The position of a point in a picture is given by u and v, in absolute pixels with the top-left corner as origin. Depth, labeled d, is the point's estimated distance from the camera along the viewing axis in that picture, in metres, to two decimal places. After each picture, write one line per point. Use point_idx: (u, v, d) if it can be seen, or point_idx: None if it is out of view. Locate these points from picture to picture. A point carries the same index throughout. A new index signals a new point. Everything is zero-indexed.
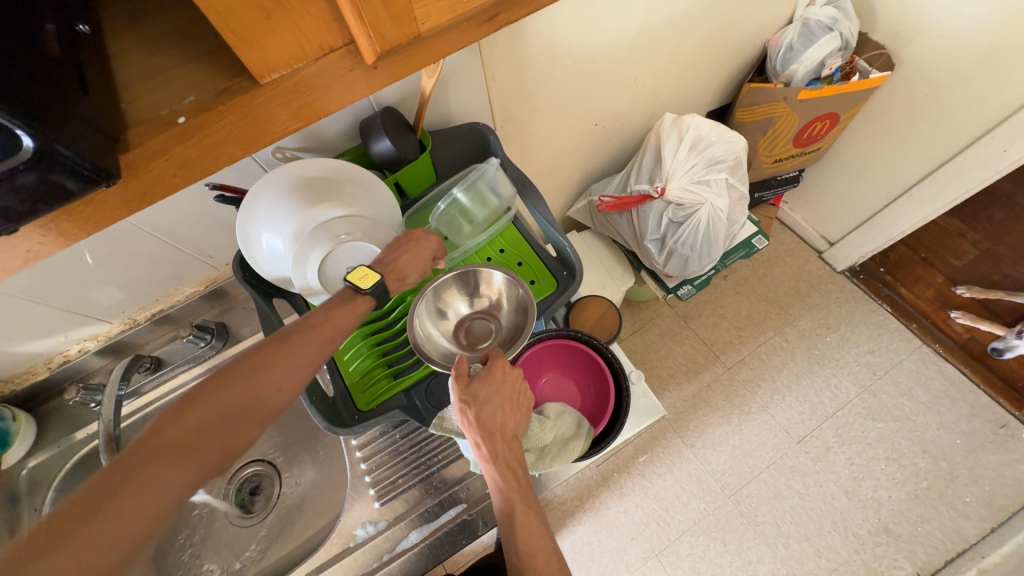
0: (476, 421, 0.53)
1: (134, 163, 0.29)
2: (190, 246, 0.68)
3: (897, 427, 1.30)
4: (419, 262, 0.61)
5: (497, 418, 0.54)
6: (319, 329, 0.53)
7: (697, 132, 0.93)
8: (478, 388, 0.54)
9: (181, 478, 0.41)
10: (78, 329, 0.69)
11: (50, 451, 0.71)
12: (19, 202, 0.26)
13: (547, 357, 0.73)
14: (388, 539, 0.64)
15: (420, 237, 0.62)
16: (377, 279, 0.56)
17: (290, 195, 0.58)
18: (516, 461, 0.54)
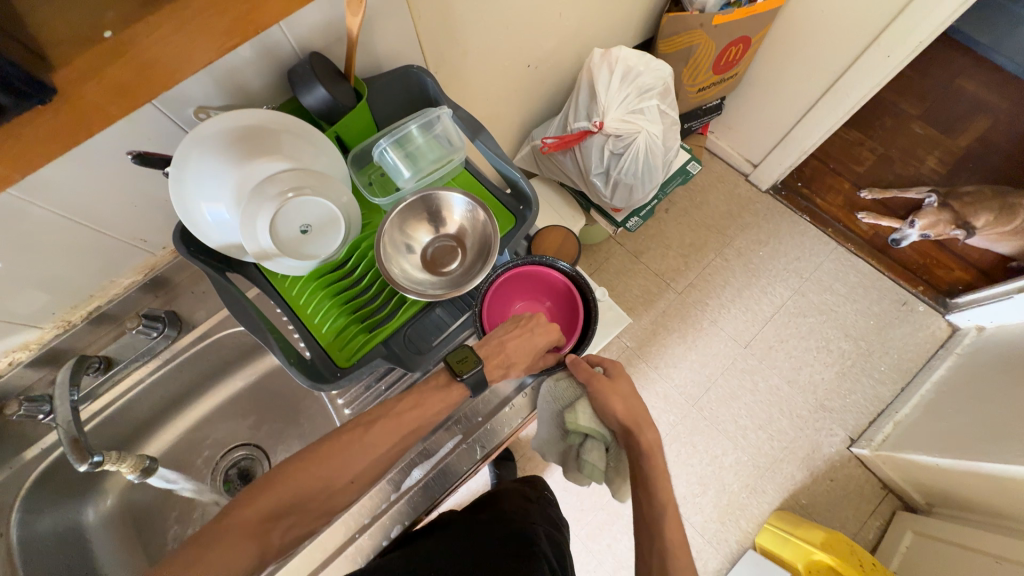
0: (612, 410, 0.66)
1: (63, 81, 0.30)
2: (119, 230, 0.63)
3: (824, 319, 1.48)
4: (523, 347, 0.65)
5: (628, 411, 0.66)
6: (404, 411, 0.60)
7: (626, 63, 0.96)
8: (613, 387, 0.67)
9: (241, 556, 0.49)
10: (4, 339, 0.63)
11: (3, 475, 0.65)
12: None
13: (520, 288, 0.78)
14: (392, 481, 0.67)
15: (531, 323, 0.66)
16: (473, 364, 0.60)
17: (225, 157, 0.56)
18: (629, 392, 0.68)
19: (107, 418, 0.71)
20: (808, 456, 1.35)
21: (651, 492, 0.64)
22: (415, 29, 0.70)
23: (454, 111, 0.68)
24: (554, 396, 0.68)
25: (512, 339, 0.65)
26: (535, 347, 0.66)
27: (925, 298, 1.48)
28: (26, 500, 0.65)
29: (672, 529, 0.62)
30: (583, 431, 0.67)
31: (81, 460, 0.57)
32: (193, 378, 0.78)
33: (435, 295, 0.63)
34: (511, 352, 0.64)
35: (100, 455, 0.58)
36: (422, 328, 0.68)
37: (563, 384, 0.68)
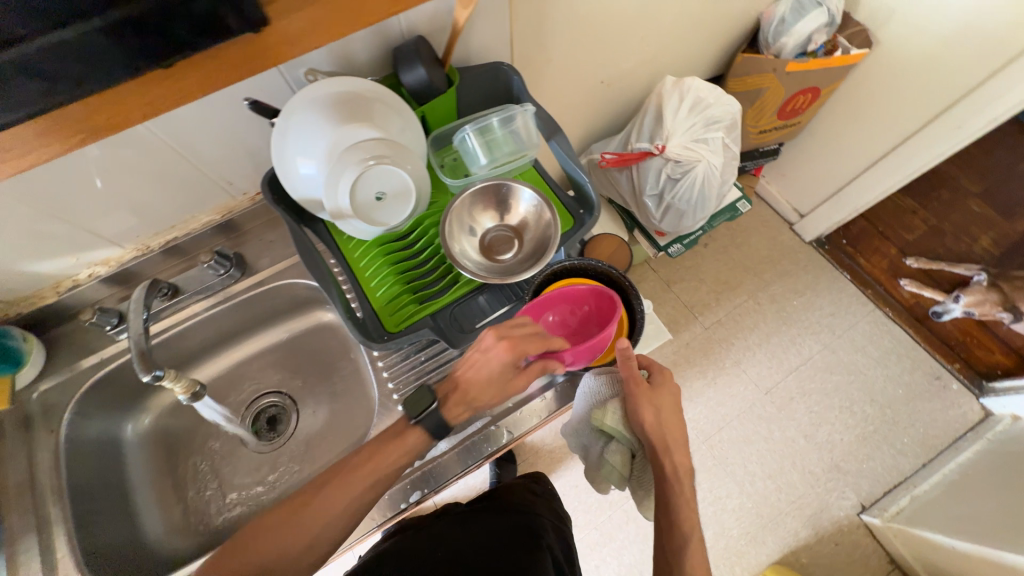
0: (648, 418, 0.65)
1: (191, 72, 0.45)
2: (212, 170, 0.68)
3: (851, 379, 1.45)
4: (481, 379, 0.60)
5: (663, 425, 0.66)
6: (358, 469, 0.58)
7: (697, 94, 0.99)
8: (655, 395, 0.67)
9: None
10: (90, 251, 0.68)
11: (61, 377, 0.70)
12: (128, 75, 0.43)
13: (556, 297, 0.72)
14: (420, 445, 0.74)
15: (492, 349, 0.59)
16: (428, 407, 0.61)
17: (322, 116, 0.60)
18: (666, 406, 0.67)
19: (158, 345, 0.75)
20: (815, 515, 1.32)
21: (675, 516, 0.61)
22: (510, 29, 0.74)
23: (537, 109, 0.71)
24: (592, 389, 0.72)
25: (474, 378, 0.61)
26: (496, 381, 0.60)
27: (960, 376, 1.44)
28: (78, 406, 0.69)
29: (697, 563, 0.58)
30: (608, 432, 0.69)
31: (145, 371, 0.61)
32: (243, 321, 0.82)
33: (489, 278, 0.66)
34: (472, 389, 0.61)
35: (162, 370, 0.61)
36: (468, 309, 0.72)
37: (602, 381, 0.70)
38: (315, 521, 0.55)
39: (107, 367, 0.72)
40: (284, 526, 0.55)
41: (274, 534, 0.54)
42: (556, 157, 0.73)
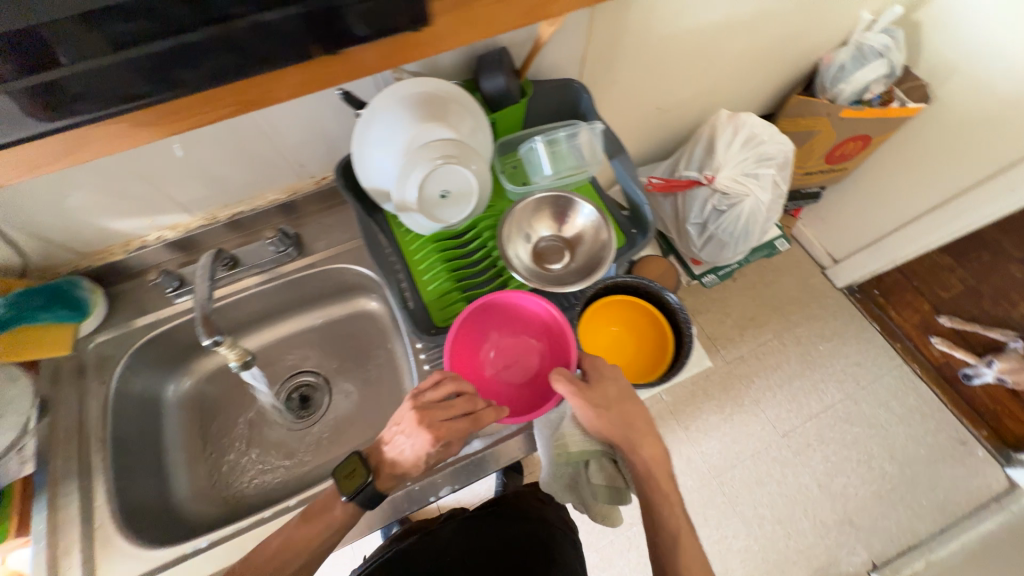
0: (605, 420, 0.62)
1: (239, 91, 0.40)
2: (287, 152, 0.71)
3: (871, 432, 1.42)
4: (410, 461, 0.57)
5: (618, 422, 0.62)
6: (298, 534, 0.57)
7: (752, 130, 1.00)
8: (600, 390, 0.62)
9: None
10: (163, 215, 0.72)
11: (116, 332, 0.72)
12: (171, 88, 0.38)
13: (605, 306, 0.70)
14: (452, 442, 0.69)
15: (418, 438, 0.56)
16: (356, 486, 0.56)
17: (404, 112, 0.62)
18: (623, 396, 0.64)
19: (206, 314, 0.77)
20: (823, 568, 1.28)
21: (657, 517, 0.61)
22: (584, 48, 0.76)
23: (606, 128, 0.72)
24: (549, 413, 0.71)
25: (405, 456, 0.57)
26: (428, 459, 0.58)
27: (986, 444, 1.41)
28: (130, 362, 0.72)
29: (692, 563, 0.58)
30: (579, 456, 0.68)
31: (206, 336, 0.63)
32: (290, 299, 0.83)
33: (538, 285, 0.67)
34: (399, 467, 0.58)
35: (222, 337, 0.63)
36: None
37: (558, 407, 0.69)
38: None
39: (159, 328, 0.74)
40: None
41: None
42: (618, 177, 0.74)
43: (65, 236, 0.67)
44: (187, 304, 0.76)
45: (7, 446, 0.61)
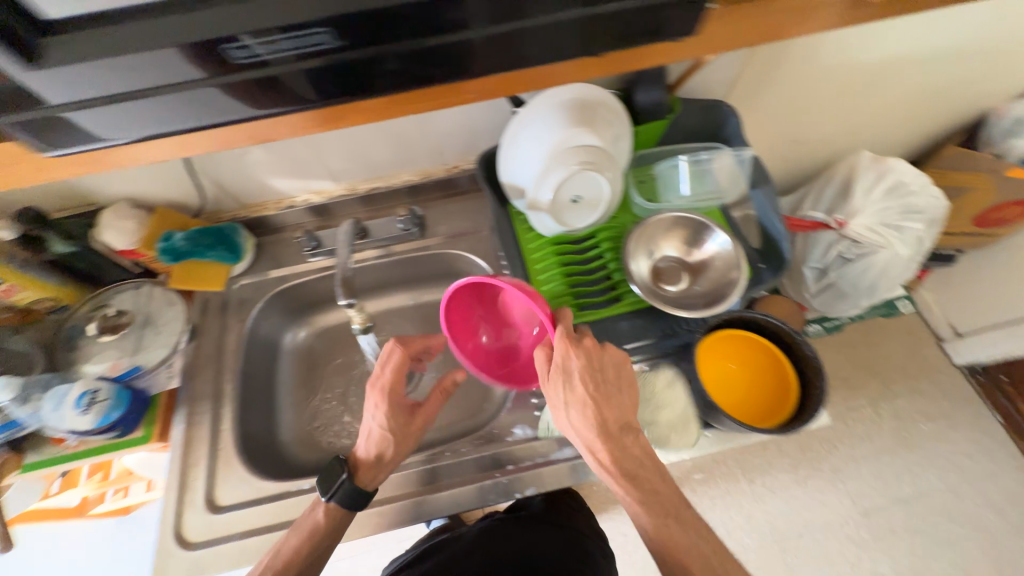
0: (583, 413, 0.54)
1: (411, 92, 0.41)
2: (432, 138, 0.76)
3: (976, 538, 1.20)
4: (379, 437, 0.61)
5: (602, 417, 0.54)
6: (297, 531, 0.58)
7: (899, 178, 0.91)
8: (572, 378, 0.55)
9: None
10: (314, 180, 0.79)
11: (255, 278, 0.81)
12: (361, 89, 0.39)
13: (728, 337, 0.65)
14: (543, 444, 0.69)
15: (370, 411, 0.62)
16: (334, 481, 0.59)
17: (558, 115, 0.64)
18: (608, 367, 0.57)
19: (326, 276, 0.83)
20: None
21: (647, 526, 0.52)
22: (736, 71, 0.75)
23: (756, 156, 0.68)
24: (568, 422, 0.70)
25: (370, 438, 0.61)
26: (393, 427, 0.61)
27: None
28: (264, 307, 0.79)
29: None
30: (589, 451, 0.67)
31: (343, 297, 0.68)
32: (401, 276, 0.87)
33: (653, 302, 0.65)
34: (377, 448, 0.61)
35: (355, 299, 0.67)
36: (628, 327, 0.69)
37: None
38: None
39: (289, 280, 0.81)
40: None
41: None
42: (759, 209, 0.70)
43: (236, 188, 0.76)
44: (317, 263, 0.82)
45: (158, 362, 0.69)
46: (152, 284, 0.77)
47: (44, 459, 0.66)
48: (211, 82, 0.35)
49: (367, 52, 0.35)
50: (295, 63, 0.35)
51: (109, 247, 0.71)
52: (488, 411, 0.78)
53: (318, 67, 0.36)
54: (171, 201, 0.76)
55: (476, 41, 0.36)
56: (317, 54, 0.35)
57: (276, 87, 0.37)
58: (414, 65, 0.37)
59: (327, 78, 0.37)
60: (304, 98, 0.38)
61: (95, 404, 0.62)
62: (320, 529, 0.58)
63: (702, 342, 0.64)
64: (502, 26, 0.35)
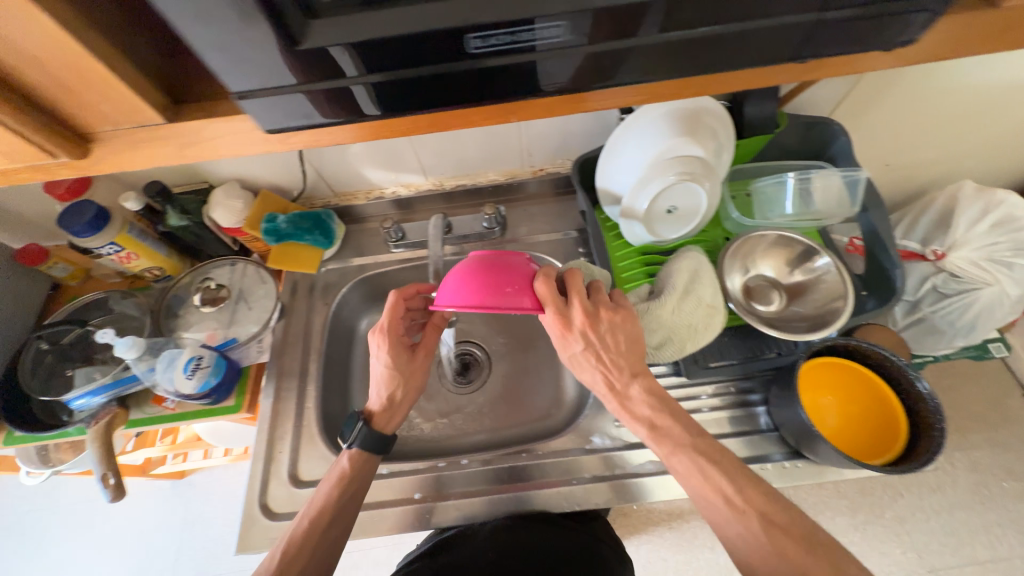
0: (587, 364, 0.56)
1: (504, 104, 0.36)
2: (525, 141, 0.77)
3: None
4: (391, 376, 0.64)
5: (606, 364, 0.55)
6: (333, 468, 0.61)
7: (1010, 212, 0.85)
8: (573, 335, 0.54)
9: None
10: (405, 174, 0.82)
11: (339, 264, 0.84)
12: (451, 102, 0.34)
13: (837, 367, 0.61)
14: (622, 456, 0.67)
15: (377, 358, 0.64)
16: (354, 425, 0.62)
17: (662, 124, 0.63)
18: (612, 326, 0.56)
19: (405, 267, 0.84)
20: None
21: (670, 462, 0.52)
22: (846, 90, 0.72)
23: (870, 177, 0.64)
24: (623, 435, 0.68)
25: (379, 381, 0.64)
26: (401, 365, 0.64)
27: None
28: (349, 292, 0.82)
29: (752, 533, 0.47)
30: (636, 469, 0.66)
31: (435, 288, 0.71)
32: None
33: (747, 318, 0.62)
34: (392, 388, 0.64)
35: None
36: (718, 345, 0.66)
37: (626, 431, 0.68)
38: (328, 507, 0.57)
39: (370, 268, 0.84)
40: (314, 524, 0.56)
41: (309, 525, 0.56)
42: (867, 232, 0.66)
43: (333, 176, 0.79)
44: (399, 254, 0.84)
45: (249, 335, 0.73)
46: (247, 261, 0.80)
47: (147, 417, 0.70)
48: (300, 88, 0.31)
49: (481, 64, 0.32)
50: (406, 71, 0.32)
51: (217, 224, 0.75)
52: (560, 417, 0.76)
53: (429, 76, 0.32)
54: (273, 184, 0.80)
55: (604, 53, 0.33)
56: (431, 64, 0.31)
57: (373, 97, 0.33)
58: (521, 79, 0.34)
59: (433, 89, 0.33)
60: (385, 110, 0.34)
61: (200, 370, 0.65)
62: (353, 467, 0.61)
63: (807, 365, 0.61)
64: (630, 42, 0.32)
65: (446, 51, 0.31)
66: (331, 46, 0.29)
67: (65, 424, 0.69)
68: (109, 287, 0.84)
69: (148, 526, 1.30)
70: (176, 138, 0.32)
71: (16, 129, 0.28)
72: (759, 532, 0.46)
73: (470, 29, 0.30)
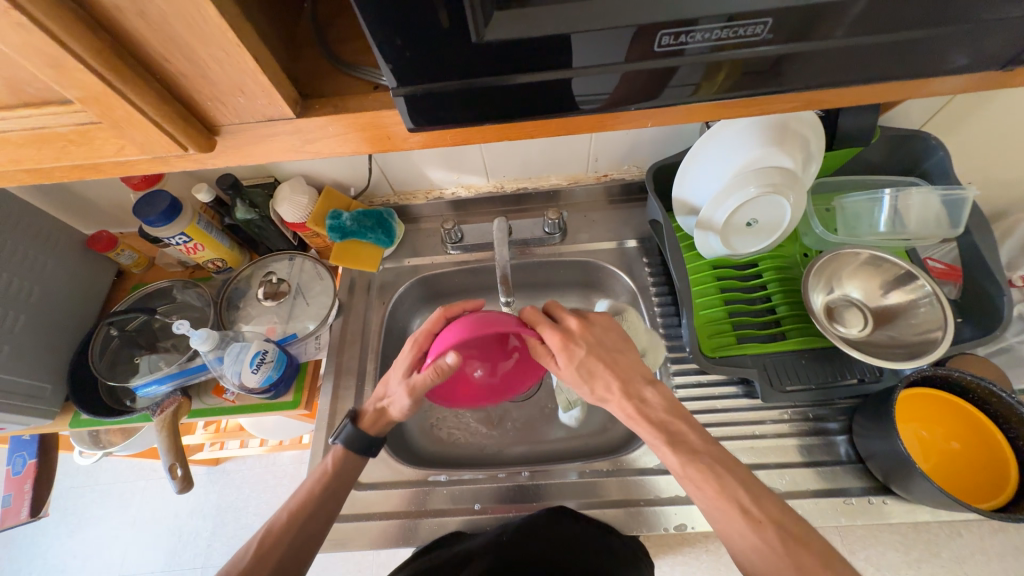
0: (585, 367, 0.55)
1: (563, 117, 0.34)
2: (594, 146, 0.75)
3: None
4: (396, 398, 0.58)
5: (606, 367, 0.55)
6: (324, 463, 0.59)
7: None
8: (573, 337, 0.56)
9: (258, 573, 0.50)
10: (467, 175, 0.81)
11: (396, 264, 0.83)
12: (523, 110, 0.32)
13: (944, 403, 0.58)
14: None
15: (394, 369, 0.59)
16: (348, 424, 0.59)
17: (750, 134, 0.60)
18: (598, 340, 0.57)
19: (460, 269, 0.83)
20: None
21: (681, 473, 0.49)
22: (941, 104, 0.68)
23: (976, 196, 0.59)
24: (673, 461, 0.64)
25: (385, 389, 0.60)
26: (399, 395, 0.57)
27: None
28: (404, 292, 0.81)
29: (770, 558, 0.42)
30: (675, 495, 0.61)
31: (503, 293, 0.70)
32: (530, 280, 0.85)
33: (831, 339, 0.58)
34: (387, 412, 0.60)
35: (514, 298, 0.71)
36: (800, 366, 0.62)
37: None
38: (319, 500, 0.56)
39: (426, 268, 0.83)
40: (301, 512, 0.55)
41: (295, 513, 0.55)
42: (969, 255, 0.61)
43: (396, 175, 0.79)
44: (455, 256, 0.83)
45: (308, 331, 0.72)
46: (305, 256, 0.80)
47: (206, 408, 0.71)
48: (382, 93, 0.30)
49: (623, 68, 0.30)
50: (545, 73, 0.30)
51: (282, 219, 0.75)
52: (618, 431, 0.73)
53: (550, 80, 0.31)
54: (336, 181, 0.80)
55: (754, 60, 0.31)
56: (572, 66, 0.30)
57: (503, 99, 0.31)
58: (658, 85, 0.32)
59: (567, 93, 0.32)
60: (461, 117, 0.32)
61: (264, 364, 0.65)
62: (348, 465, 0.59)
63: (906, 394, 0.58)
64: (785, 49, 0.30)
65: (591, 53, 0.29)
66: (479, 44, 0.28)
67: (130, 410, 0.70)
68: (172, 276, 0.85)
69: (181, 511, 1.32)
70: (299, 135, 0.32)
71: (155, 121, 0.28)
72: (778, 544, 0.43)
73: (622, 32, 0.28)
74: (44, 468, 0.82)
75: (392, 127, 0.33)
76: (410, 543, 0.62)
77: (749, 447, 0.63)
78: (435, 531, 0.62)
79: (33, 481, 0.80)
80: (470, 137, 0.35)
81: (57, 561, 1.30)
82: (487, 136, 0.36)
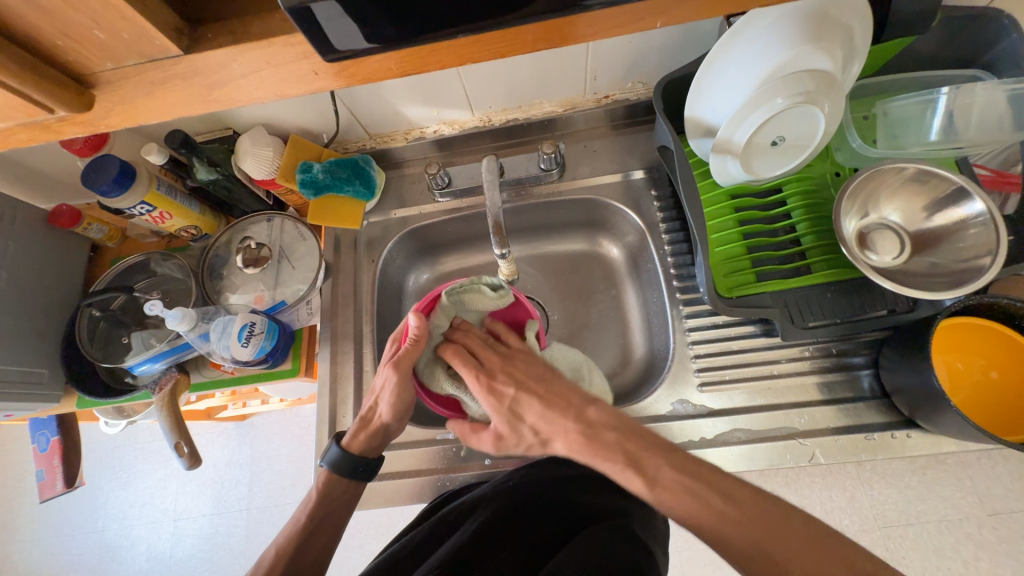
0: (504, 408, 0.53)
1: (540, 22, 0.26)
2: (591, 63, 0.64)
3: None
4: (402, 400, 0.56)
5: (534, 410, 0.53)
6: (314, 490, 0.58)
7: None
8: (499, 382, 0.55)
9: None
10: (449, 109, 0.71)
11: (381, 217, 0.77)
12: (485, 17, 0.24)
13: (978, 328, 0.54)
14: (707, 425, 0.60)
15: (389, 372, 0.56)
16: (330, 449, 0.58)
17: (782, 31, 0.50)
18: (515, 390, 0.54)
19: (451, 220, 0.76)
20: None
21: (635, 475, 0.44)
22: None
23: None
24: (689, 407, 0.61)
25: (387, 396, 0.57)
26: (395, 393, 0.56)
27: None
28: (395, 246, 0.76)
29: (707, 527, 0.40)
30: (691, 441, 0.59)
31: (498, 245, 0.64)
32: (529, 223, 0.78)
33: (860, 269, 0.52)
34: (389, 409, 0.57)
35: (509, 249, 0.65)
36: (831, 303, 0.56)
37: (697, 402, 0.61)
38: (318, 523, 0.57)
39: (415, 219, 0.76)
40: (311, 537, 0.56)
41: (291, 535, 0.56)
42: None
43: (367, 115, 0.70)
44: (444, 204, 0.76)
45: (299, 296, 0.69)
46: (283, 216, 0.73)
47: (207, 381, 0.70)
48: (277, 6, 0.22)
49: None
50: None
51: (248, 176, 0.68)
52: (628, 378, 0.71)
53: None
54: (303, 128, 0.71)
55: None
56: None
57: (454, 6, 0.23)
58: None
59: None
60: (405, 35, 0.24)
61: (254, 337, 0.62)
62: (339, 491, 0.58)
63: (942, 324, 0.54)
64: None
65: None
66: None
67: (132, 388, 0.69)
68: (148, 248, 0.81)
69: (218, 463, 1.40)
70: (203, 79, 0.25)
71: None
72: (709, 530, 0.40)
73: None
74: (69, 443, 0.84)
75: (315, 57, 0.25)
76: (426, 499, 0.63)
77: (768, 388, 0.60)
78: (451, 486, 0.63)
79: (60, 457, 0.83)
80: (424, 63, 0.27)
81: (115, 511, 1.41)
82: (445, 59, 0.28)
